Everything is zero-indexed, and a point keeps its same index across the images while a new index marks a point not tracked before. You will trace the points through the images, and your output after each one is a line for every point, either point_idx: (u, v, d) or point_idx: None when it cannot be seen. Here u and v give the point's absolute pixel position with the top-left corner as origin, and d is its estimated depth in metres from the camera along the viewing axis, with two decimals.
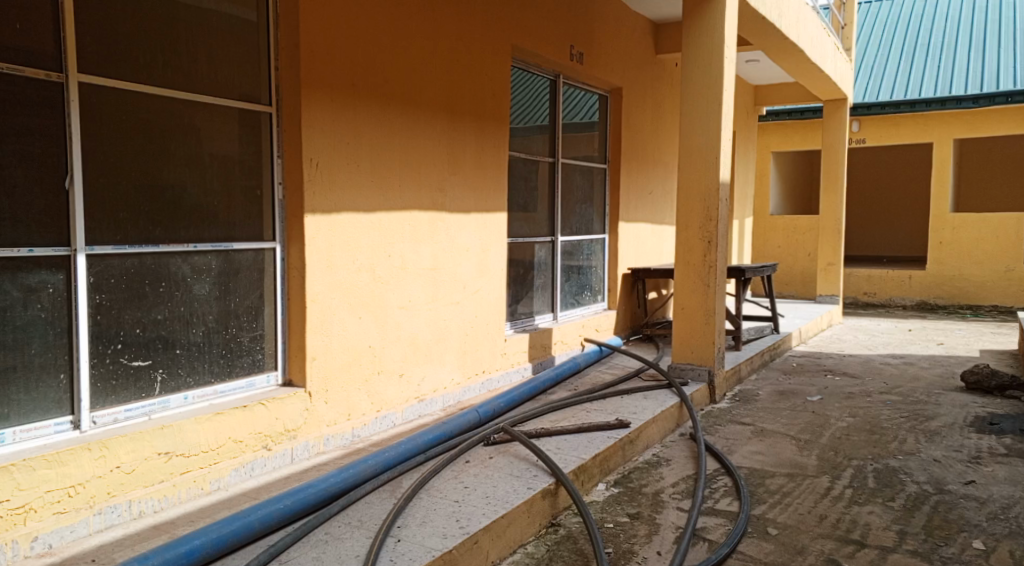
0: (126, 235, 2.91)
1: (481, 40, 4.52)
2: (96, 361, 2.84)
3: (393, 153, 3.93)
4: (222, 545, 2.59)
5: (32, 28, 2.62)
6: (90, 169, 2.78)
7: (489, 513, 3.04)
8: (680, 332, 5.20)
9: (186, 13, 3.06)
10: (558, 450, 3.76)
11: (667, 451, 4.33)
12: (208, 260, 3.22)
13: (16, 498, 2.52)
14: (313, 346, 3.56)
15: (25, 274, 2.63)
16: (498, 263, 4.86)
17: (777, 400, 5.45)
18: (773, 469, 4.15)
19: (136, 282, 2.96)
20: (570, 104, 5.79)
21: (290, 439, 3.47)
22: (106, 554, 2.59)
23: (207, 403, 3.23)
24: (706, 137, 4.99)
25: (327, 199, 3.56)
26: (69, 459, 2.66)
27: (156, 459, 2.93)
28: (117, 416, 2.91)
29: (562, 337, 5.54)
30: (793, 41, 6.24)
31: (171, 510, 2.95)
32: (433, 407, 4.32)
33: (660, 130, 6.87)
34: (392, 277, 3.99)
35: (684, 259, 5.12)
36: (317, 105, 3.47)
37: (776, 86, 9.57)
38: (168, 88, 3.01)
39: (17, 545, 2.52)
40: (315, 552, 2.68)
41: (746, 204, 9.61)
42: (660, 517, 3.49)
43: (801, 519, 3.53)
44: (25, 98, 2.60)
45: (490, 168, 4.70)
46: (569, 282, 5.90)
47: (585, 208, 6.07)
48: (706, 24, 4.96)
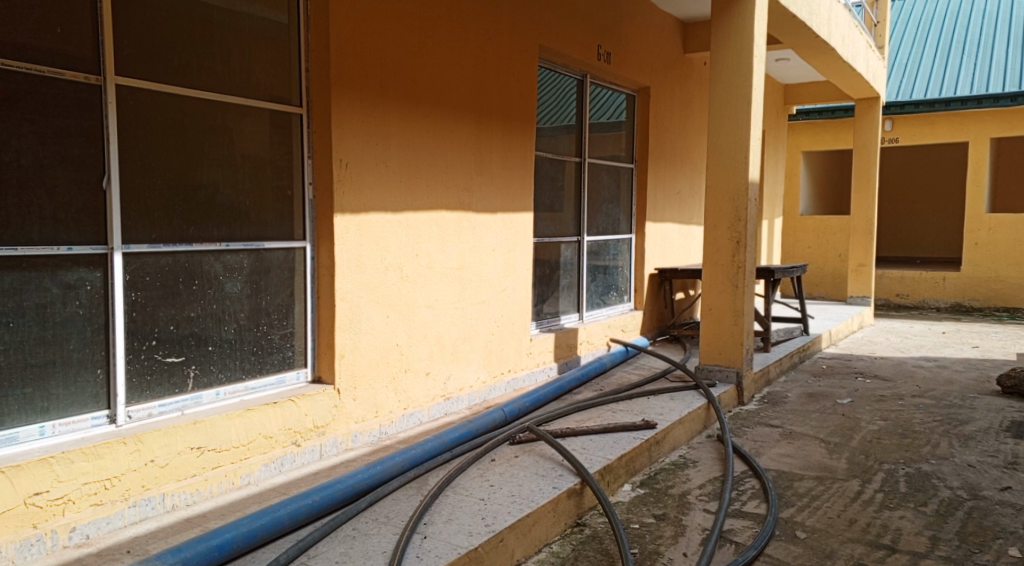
0: (160, 235, 2.97)
1: (509, 41, 4.54)
2: (131, 357, 2.91)
3: (421, 154, 3.97)
4: (252, 538, 2.64)
5: (72, 33, 2.68)
6: (127, 170, 2.85)
7: (515, 512, 3.06)
8: (707, 334, 5.17)
9: (219, 16, 3.12)
10: (583, 450, 3.77)
11: (694, 452, 4.31)
12: (240, 259, 3.28)
13: (56, 490, 2.60)
14: (342, 344, 3.60)
15: (64, 273, 2.70)
16: (524, 263, 4.87)
17: (806, 403, 5.39)
18: (802, 472, 4.11)
19: (170, 280, 3.02)
20: (597, 103, 5.78)
21: (319, 435, 3.52)
22: (141, 546, 2.65)
23: (238, 399, 3.29)
24: (735, 136, 4.95)
25: (356, 198, 3.60)
26: (105, 453, 2.73)
27: (189, 454, 2.99)
28: (152, 410, 2.98)
29: (587, 337, 5.54)
30: (824, 39, 6.17)
31: (203, 503, 3.02)
32: (459, 405, 4.34)
33: (688, 129, 6.82)
34: (419, 276, 4.02)
35: (712, 259, 5.09)
36: (346, 107, 3.52)
37: (807, 85, 9.45)
38: (201, 90, 3.08)
39: (56, 534, 2.59)
40: (343, 547, 2.72)
41: (775, 204, 9.51)
42: (686, 519, 3.48)
43: (830, 523, 3.49)
44: (65, 100, 2.67)
45: (517, 168, 4.71)
46: (595, 283, 5.89)
47: (611, 208, 6.06)
48: (736, 22, 4.92)
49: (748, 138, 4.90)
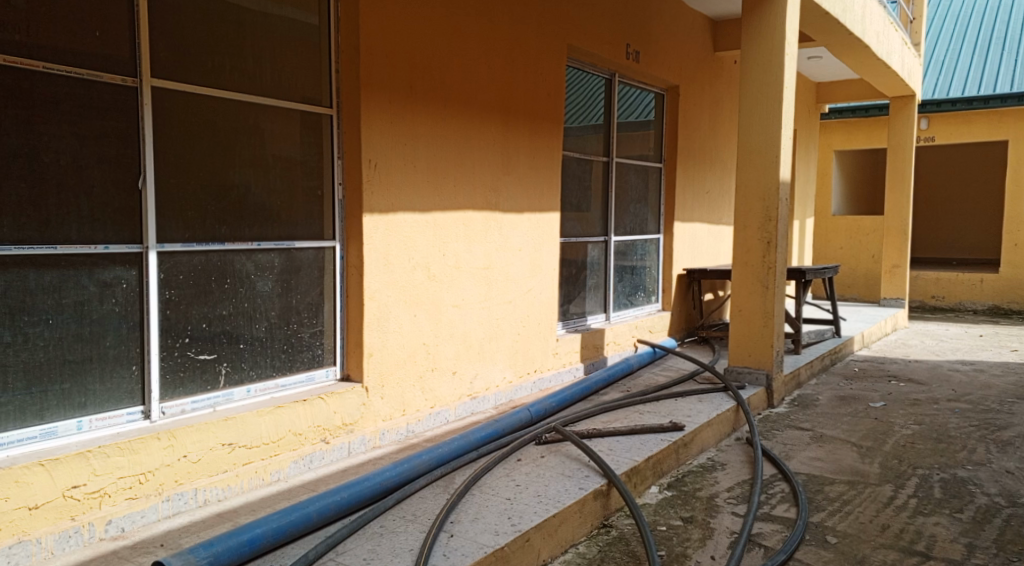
0: (194, 234, 3.03)
1: (538, 41, 4.54)
2: (165, 354, 2.97)
3: (449, 154, 3.99)
4: (282, 534, 2.67)
5: (110, 36, 2.74)
6: (161, 170, 2.90)
7: (542, 512, 3.06)
8: (737, 335, 5.12)
9: (251, 19, 3.17)
10: (610, 451, 3.76)
11: (722, 455, 4.27)
12: (271, 258, 3.33)
13: (92, 483, 2.66)
14: (371, 342, 3.64)
15: (101, 271, 2.76)
16: (550, 262, 4.87)
17: (837, 406, 5.31)
18: (833, 476, 4.05)
19: (203, 279, 3.07)
20: (625, 103, 5.76)
21: (348, 433, 3.55)
22: (174, 539, 2.71)
23: (269, 396, 3.34)
24: (766, 136, 4.90)
25: (384, 199, 3.63)
26: (140, 448, 2.78)
27: (220, 450, 3.04)
28: (185, 407, 3.04)
29: (614, 338, 5.51)
30: (859, 36, 6.07)
31: (234, 499, 3.07)
32: (485, 405, 4.36)
33: (718, 129, 6.76)
34: (446, 276, 4.04)
35: (742, 260, 5.03)
36: (375, 108, 3.55)
37: (840, 83, 9.30)
38: (234, 91, 3.13)
39: (93, 527, 2.66)
40: (370, 544, 2.75)
41: (807, 204, 9.38)
42: (714, 521, 3.45)
43: (862, 528, 3.44)
44: (102, 102, 2.73)
45: (544, 168, 4.71)
46: (622, 283, 5.87)
47: (639, 208, 6.03)
48: (768, 21, 4.86)
49: (779, 137, 4.84)
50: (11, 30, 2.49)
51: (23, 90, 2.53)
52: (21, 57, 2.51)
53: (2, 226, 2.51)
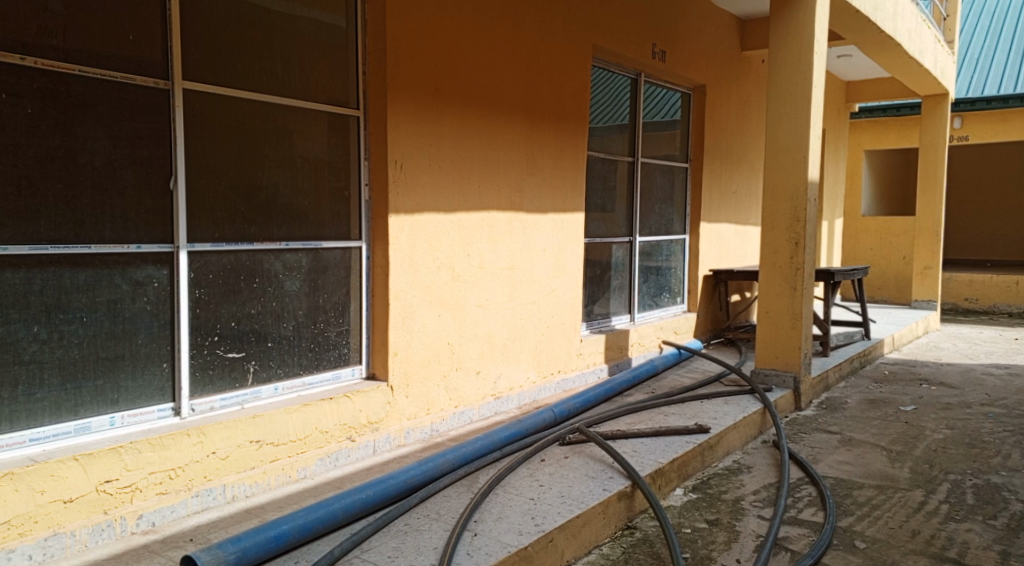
0: (223, 234, 3.07)
1: (562, 41, 4.54)
2: (195, 352, 3.02)
3: (474, 156, 4.01)
4: (308, 531, 2.71)
5: (143, 39, 2.80)
6: (192, 171, 2.95)
7: (565, 512, 3.06)
8: (764, 337, 5.07)
9: (279, 22, 3.21)
10: (634, 453, 3.74)
11: (748, 458, 4.23)
12: (299, 257, 3.37)
13: (124, 478, 2.72)
14: (395, 341, 3.67)
15: (133, 270, 2.82)
16: (575, 263, 4.87)
17: (866, 409, 5.23)
18: (862, 480, 4.00)
19: (233, 278, 3.12)
20: (651, 102, 5.73)
21: (373, 431, 3.58)
22: (203, 534, 2.76)
23: (296, 394, 3.39)
24: (795, 136, 4.84)
25: (410, 199, 3.66)
26: (171, 444, 2.84)
27: (248, 447, 3.09)
28: (214, 404, 3.09)
29: (639, 339, 5.49)
30: (890, 34, 5.97)
31: (261, 495, 3.12)
32: (509, 405, 4.37)
33: (745, 128, 6.70)
34: (471, 276, 4.06)
35: (769, 260, 4.98)
36: (401, 109, 3.58)
37: (871, 81, 9.16)
38: (263, 93, 3.17)
39: (125, 521, 2.71)
40: (395, 542, 2.77)
41: (836, 204, 9.26)
42: (740, 525, 3.43)
43: (891, 533, 3.39)
44: (135, 105, 2.78)
45: (568, 169, 4.71)
46: (647, 283, 5.84)
47: (664, 208, 5.99)
48: (797, 19, 4.80)
49: (808, 136, 4.79)
50: (48, 34, 2.55)
51: (59, 93, 2.59)
52: (57, 61, 2.58)
53: (39, 226, 2.57)
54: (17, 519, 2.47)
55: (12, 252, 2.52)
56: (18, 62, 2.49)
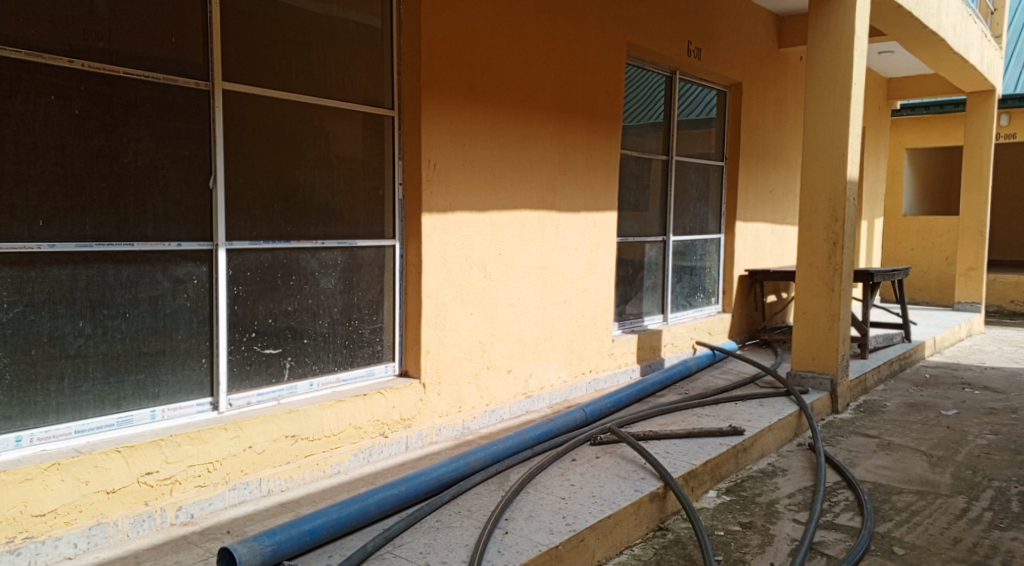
0: (261, 232, 3.13)
1: (595, 38, 4.52)
2: (233, 347, 3.08)
3: (506, 155, 4.02)
4: (341, 525, 2.74)
5: (184, 41, 2.86)
6: (231, 171, 3.01)
7: (597, 512, 3.06)
8: (800, 338, 4.98)
9: (317, 23, 3.26)
10: (667, 454, 3.72)
11: (783, 460, 4.17)
12: (334, 255, 3.42)
13: (165, 470, 2.79)
14: (428, 339, 3.70)
15: (174, 267, 2.88)
16: (607, 262, 4.85)
17: (906, 413, 5.12)
18: (901, 485, 3.91)
19: (270, 275, 3.18)
20: (685, 100, 5.67)
21: (406, 428, 3.62)
22: (239, 527, 2.82)
23: (331, 390, 3.44)
24: (834, 133, 4.75)
25: (442, 198, 3.68)
26: (209, 438, 2.90)
27: (284, 442, 3.14)
28: (251, 399, 3.15)
29: (672, 340, 5.45)
30: (933, 29, 5.83)
31: (296, 490, 3.17)
32: (541, 404, 4.37)
33: (782, 126, 6.60)
34: (503, 275, 4.07)
35: (806, 260, 4.90)
36: (435, 109, 3.60)
37: (914, 77, 8.95)
38: (300, 93, 3.22)
39: (165, 512, 2.78)
40: (427, 538, 2.79)
41: (876, 203, 9.08)
42: (774, 528, 3.38)
43: (932, 540, 3.31)
44: (177, 105, 2.85)
45: (601, 168, 4.69)
46: (680, 283, 5.79)
47: (699, 207, 5.94)
48: (836, 16, 4.73)
49: (847, 135, 4.70)
50: (94, 37, 2.63)
51: (104, 94, 2.66)
52: (103, 64, 2.65)
53: (84, 224, 2.65)
54: (63, 508, 2.55)
55: (59, 249, 2.60)
56: (66, 64, 2.57)
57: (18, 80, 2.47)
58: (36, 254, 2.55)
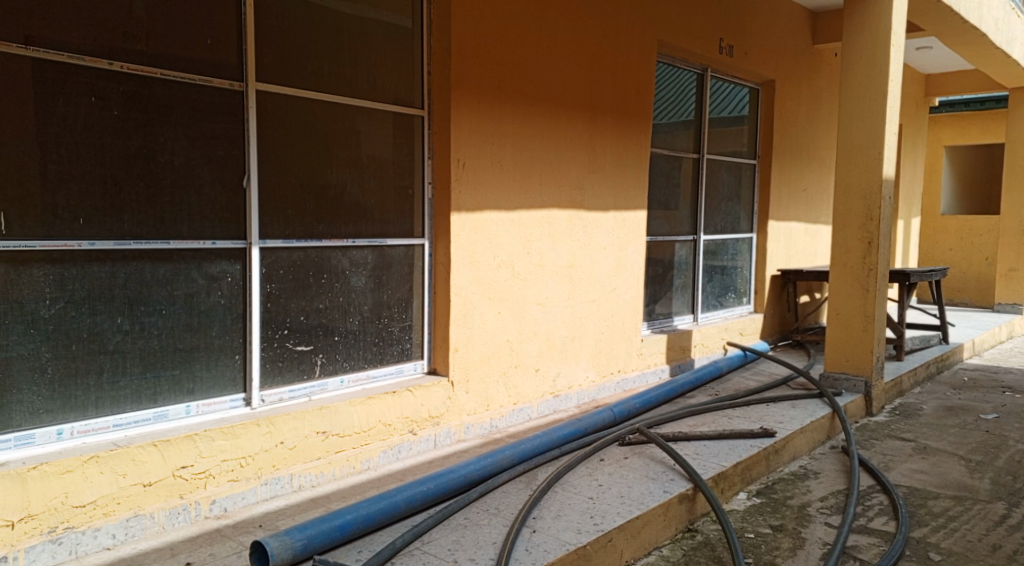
0: (293, 231, 3.17)
1: (626, 36, 4.50)
2: (265, 344, 3.13)
3: (535, 155, 4.02)
4: (370, 522, 2.77)
5: (220, 43, 2.91)
6: (264, 171, 3.05)
7: (625, 513, 3.05)
8: (834, 339, 4.91)
9: (348, 23, 3.29)
10: (696, 456, 3.69)
11: (815, 463, 4.11)
12: (365, 254, 3.45)
13: (199, 464, 2.84)
14: (456, 338, 3.72)
15: (209, 265, 2.94)
16: (636, 261, 4.82)
17: (943, 417, 5.01)
18: (938, 490, 3.83)
19: (302, 274, 3.22)
20: (717, 98, 5.61)
21: (434, 425, 3.65)
22: (271, 521, 2.87)
23: (361, 387, 3.47)
24: (870, 131, 4.67)
25: (471, 197, 3.70)
26: (242, 433, 2.95)
27: (315, 437, 3.19)
28: (283, 395, 3.20)
29: (702, 340, 5.40)
30: (974, 24, 5.69)
31: (327, 485, 3.22)
32: (568, 403, 4.36)
33: (816, 124, 6.50)
34: (531, 274, 4.08)
35: (840, 260, 4.82)
36: (464, 108, 3.62)
37: (954, 73, 8.74)
38: (332, 93, 3.26)
39: (199, 505, 2.84)
40: (455, 535, 2.81)
41: (913, 203, 8.90)
42: (806, 531, 3.34)
43: (969, 546, 3.24)
44: (212, 106, 2.90)
45: (631, 166, 4.67)
46: (711, 283, 5.74)
47: (731, 206, 5.87)
48: (872, 12, 4.64)
49: (883, 132, 4.61)
50: (133, 40, 2.69)
51: (142, 96, 2.72)
52: (141, 65, 2.71)
53: (122, 223, 2.71)
54: (101, 500, 2.62)
55: (99, 246, 2.66)
56: (106, 67, 2.63)
57: (60, 82, 2.54)
58: (76, 252, 2.61)
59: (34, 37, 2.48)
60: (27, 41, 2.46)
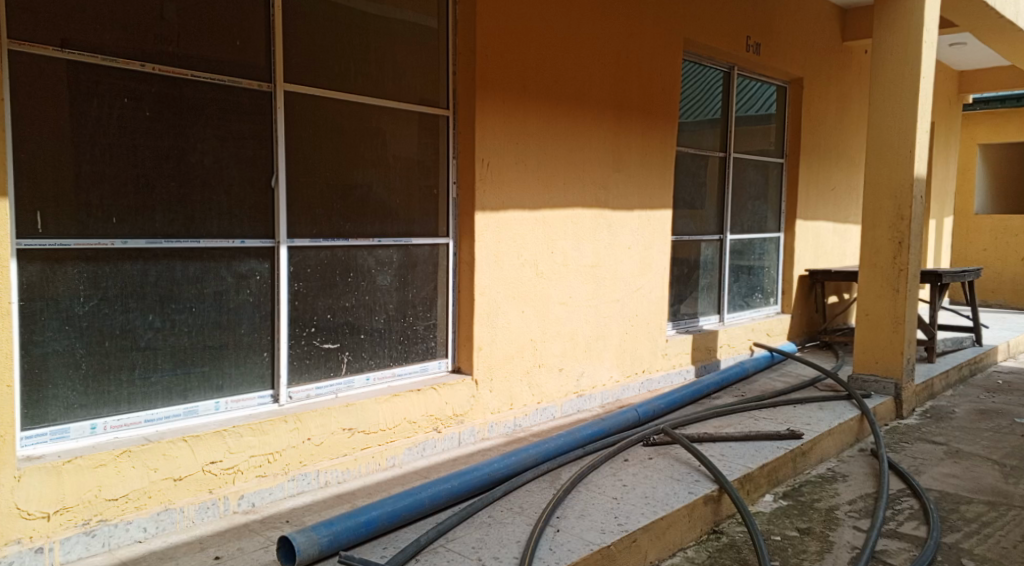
0: (320, 230, 3.21)
1: (651, 35, 4.48)
2: (293, 342, 3.17)
3: (559, 154, 4.02)
4: (396, 518, 2.79)
5: (249, 44, 2.95)
6: (292, 171, 3.10)
7: (649, 513, 3.04)
8: (863, 340, 4.83)
9: (374, 24, 3.32)
10: (722, 457, 3.66)
11: (843, 466, 4.06)
12: (390, 253, 3.48)
13: (228, 460, 2.89)
14: (480, 337, 3.73)
15: (238, 263, 2.98)
16: (661, 261, 4.80)
17: (976, 420, 4.91)
18: (971, 495, 3.76)
19: (329, 273, 3.26)
20: (744, 97, 5.56)
21: (458, 424, 3.66)
22: (298, 517, 2.91)
23: (386, 384, 3.50)
24: (901, 129, 4.59)
25: (496, 197, 3.71)
26: (270, 430, 3.00)
27: (341, 434, 3.22)
28: (310, 392, 3.24)
29: (728, 340, 5.36)
30: (1009, 19, 5.57)
31: (353, 481, 3.25)
32: (592, 403, 4.36)
33: (845, 123, 6.41)
34: (555, 273, 4.08)
35: (870, 261, 4.75)
36: (489, 108, 3.63)
37: (988, 71, 8.57)
38: (358, 94, 3.29)
39: (228, 500, 2.89)
40: (479, 533, 2.82)
41: (946, 202, 8.74)
42: (834, 535, 3.30)
43: (1004, 553, 3.18)
44: (241, 106, 2.95)
45: (656, 166, 4.65)
46: (738, 283, 5.69)
47: (758, 206, 5.82)
48: (904, 8, 4.57)
49: (915, 130, 4.53)
50: (165, 42, 2.74)
51: (174, 97, 2.77)
52: (173, 67, 2.76)
53: (154, 222, 2.76)
54: (133, 494, 2.67)
55: (131, 245, 2.72)
56: (138, 68, 2.69)
57: (94, 84, 2.60)
58: (110, 250, 2.67)
59: (69, 40, 2.54)
60: (63, 44, 2.53)
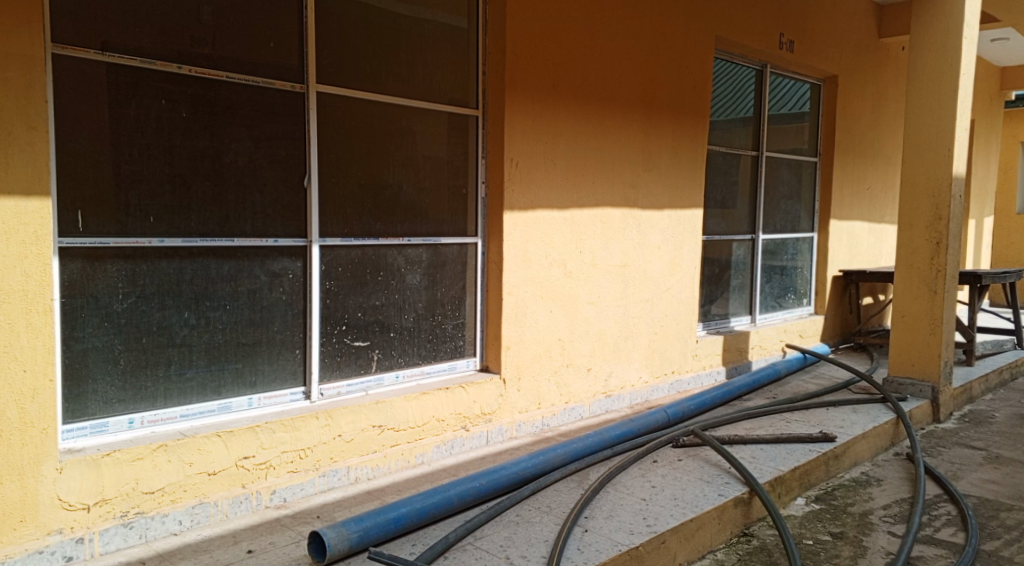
0: (351, 229, 3.25)
1: (683, 34, 4.45)
2: (324, 339, 3.21)
3: (588, 153, 4.01)
4: (424, 515, 2.81)
5: (281, 46, 3.00)
6: (324, 171, 3.14)
7: (678, 515, 3.02)
8: (899, 342, 4.74)
9: (405, 25, 3.35)
10: (753, 459, 3.62)
11: (878, 470, 3.99)
12: (420, 252, 3.51)
13: (261, 455, 2.94)
14: (509, 336, 3.74)
15: (271, 262, 3.03)
16: (691, 261, 4.76)
17: (1017, 425, 4.79)
18: (1011, 501, 3.67)
19: (360, 271, 3.30)
20: (777, 95, 5.50)
21: (486, 422, 3.68)
22: (328, 512, 2.95)
23: (416, 382, 3.53)
24: (940, 126, 4.49)
25: (524, 196, 3.71)
26: (301, 426, 3.04)
27: (370, 432, 3.26)
28: (340, 390, 3.28)
29: (760, 341, 5.30)
30: None
31: (382, 478, 3.29)
32: (620, 404, 4.34)
33: (882, 120, 6.29)
34: (583, 273, 4.07)
35: (906, 261, 4.65)
36: (518, 108, 3.63)
37: None
38: (389, 94, 3.32)
39: (260, 495, 2.94)
40: (507, 532, 2.83)
41: (986, 201, 8.54)
42: (867, 540, 3.24)
43: None
44: (274, 107, 2.99)
45: (687, 165, 4.61)
46: (770, 283, 5.62)
47: (791, 205, 5.74)
48: (944, 2, 4.47)
49: (955, 127, 4.43)
50: (201, 44, 2.80)
51: (209, 98, 2.83)
52: (208, 69, 2.81)
53: (190, 221, 2.82)
54: (169, 487, 2.73)
55: (168, 244, 2.78)
56: (175, 70, 2.74)
57: (133, 86, 2.66)
58: (147, 249, 2.73)
59: (109, 43, 2.60)
60: (104, 47, 2.59)
